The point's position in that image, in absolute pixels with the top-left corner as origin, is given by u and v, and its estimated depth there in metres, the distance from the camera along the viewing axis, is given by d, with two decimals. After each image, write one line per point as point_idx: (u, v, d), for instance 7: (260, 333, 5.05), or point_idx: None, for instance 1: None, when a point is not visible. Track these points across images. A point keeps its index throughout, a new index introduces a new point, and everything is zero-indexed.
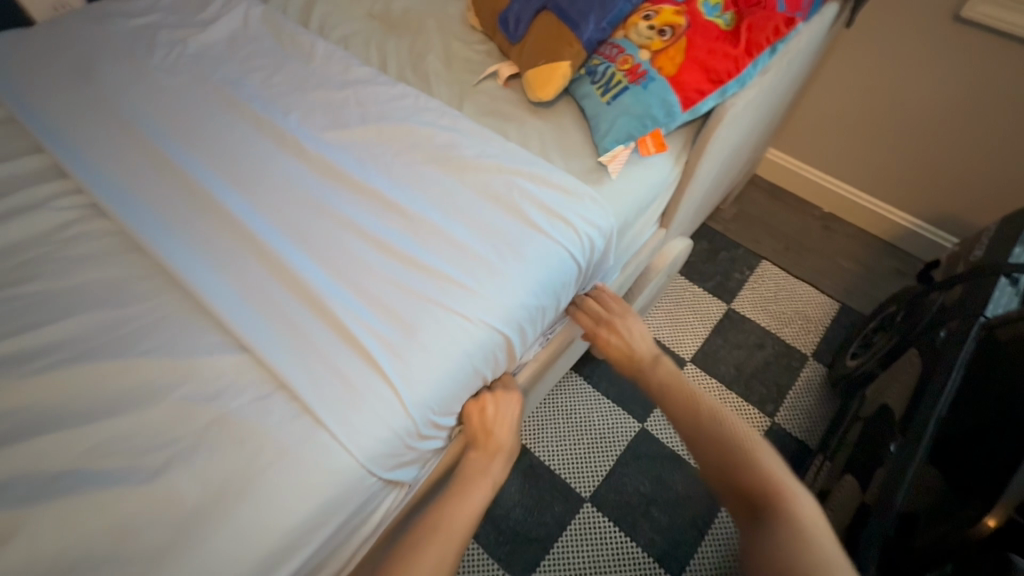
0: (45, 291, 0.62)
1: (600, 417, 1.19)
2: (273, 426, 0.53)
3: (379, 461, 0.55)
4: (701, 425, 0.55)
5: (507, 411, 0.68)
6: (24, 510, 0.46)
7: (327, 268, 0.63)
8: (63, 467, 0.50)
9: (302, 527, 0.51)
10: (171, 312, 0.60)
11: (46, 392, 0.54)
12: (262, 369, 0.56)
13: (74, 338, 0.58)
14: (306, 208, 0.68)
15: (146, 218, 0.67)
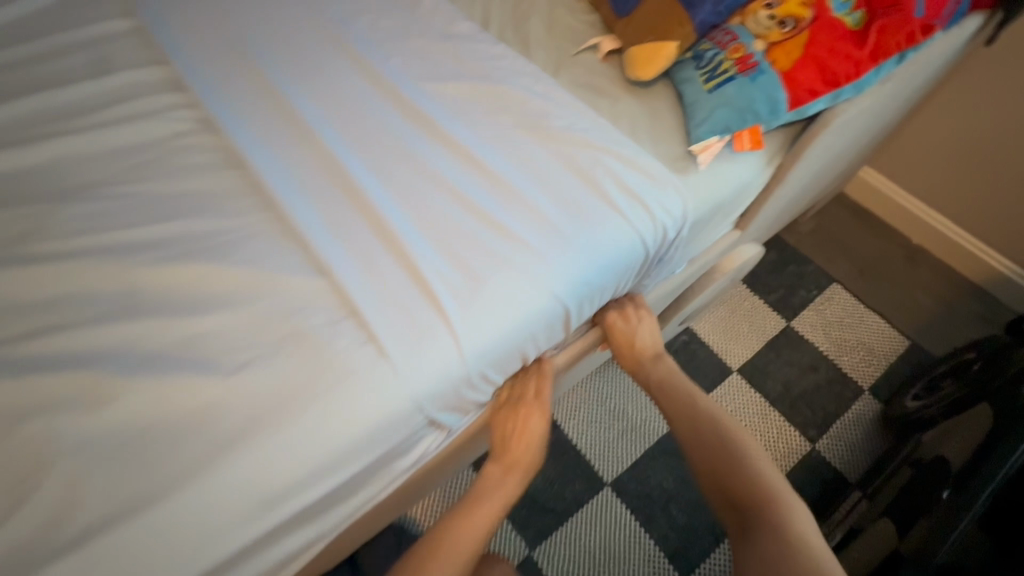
0: (155, 192, 0.67)
1: (634, 408, 1.19)
2: (341, 350, 0.56)
3: (430, 401, 0.58)
4: (715, 449, 0.60)
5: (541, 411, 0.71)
6: (125, 381, 0.52)
7: (408, 212, 0.66)
8: (157, 351, 0.55)
9: (354, 446, 0.55)
10: (262, 230, 0.64)
11: (149, 283, 0.59)
12: (336, 295, 0.60)
13: (176, 239, 0.63)
14: (396, 153, 0.71)
15: (249, 139, 0.71)
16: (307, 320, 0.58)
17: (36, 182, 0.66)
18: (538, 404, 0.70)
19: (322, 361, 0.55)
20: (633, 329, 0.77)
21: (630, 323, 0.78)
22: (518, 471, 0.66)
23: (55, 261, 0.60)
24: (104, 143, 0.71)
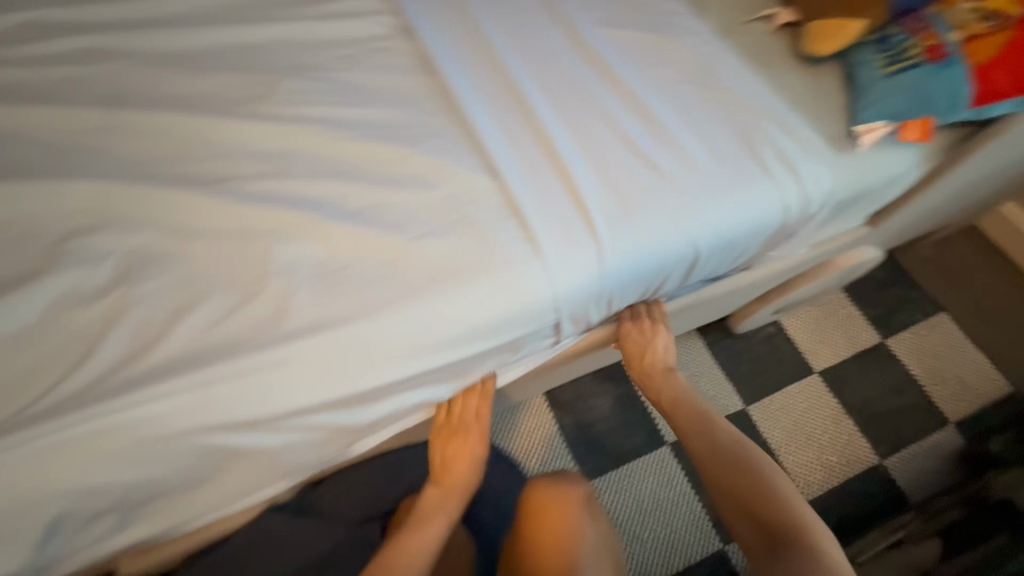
0: (358, 82, 0.77)
1: (707, 383, 1.22)
2: (503, 241, 0.64)
3: (567, 303, 0.66)
4: (737, 479, 0.66)
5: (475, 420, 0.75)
6: (333, 228, 0.64)
7: (572, 137, 0.72)
8: (354, 211, 0.66)
9: (499, 323, 0.63)
10: (444, 130, 0.73)
11: (351, 156, 0.70)
12: (501, 196, 0.68)
13: (373, 124, 0.73)
14: (567, 84, 0.77)
15: (440, 50, 0.79)
16: (476, 212, 0.66)
17: (266, 56, 0.78)
18: (472, 438, 0.74)
19: (486, 248, 0.64)
20: (647, 339, 0.80)
21: (642, 334, 0.81)
22: (442, 526, 0.68)
23: (280, 122, 0.72)
24: (319, 31, 0.81)
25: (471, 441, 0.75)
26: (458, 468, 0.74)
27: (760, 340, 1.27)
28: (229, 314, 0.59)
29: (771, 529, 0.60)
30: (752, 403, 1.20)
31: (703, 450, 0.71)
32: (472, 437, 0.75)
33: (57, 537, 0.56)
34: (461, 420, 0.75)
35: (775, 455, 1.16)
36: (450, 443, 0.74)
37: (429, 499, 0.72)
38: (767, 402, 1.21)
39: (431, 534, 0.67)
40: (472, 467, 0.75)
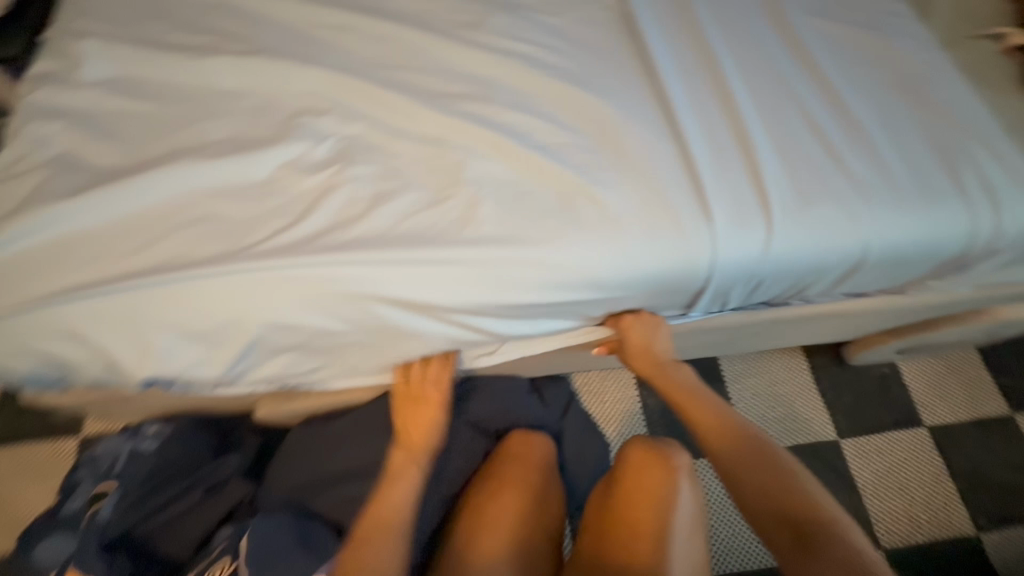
0: (561, 26, 0.81)
1: (802, 405, 1.19)
2: (676, 200, 0.67)
3: (723, 274, 0.68)
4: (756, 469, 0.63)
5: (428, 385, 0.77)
6: (523, 152, 0.70)
7: (761, 117, 0.72)
8: (541, 143, 0.71)
9: (655, 275, 0.67)
10: (636, 86, 0.76)
11: (545, 92, 0.75)
12: (681, 158, 0.70)
13: (570, 67, 0.77)
14: (765, 66, 0.76)
15: (644, 9, 0.81)
16: (655, 169, 0.69)
17: None
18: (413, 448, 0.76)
19: (659, 204, 0.67)
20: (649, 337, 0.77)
21: (644, 328, 0.76)
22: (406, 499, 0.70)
23: (486, 52, 0.78)
24: None
25: (433, 390, 0.77)
26: (415, 433, 0.77)
27: (870, 377, 1.21)
28: (420, 209, 0.67)
29: (796, 522, 0.57)
30: (846, 436, 1.16)
31: (711, 439, 0.68)
32: (418, 439, 0.77)
33: (246, 358, 0.67)
34: (420, 388, 0.77)
35: (860, 494, 1.12)
36: (410, 410, 0.77)
37: (394, 470, 0.73)
38: (863, 440, 1.16)
39: (403, 490, 0.71)
40: (431, 440, 0.77)
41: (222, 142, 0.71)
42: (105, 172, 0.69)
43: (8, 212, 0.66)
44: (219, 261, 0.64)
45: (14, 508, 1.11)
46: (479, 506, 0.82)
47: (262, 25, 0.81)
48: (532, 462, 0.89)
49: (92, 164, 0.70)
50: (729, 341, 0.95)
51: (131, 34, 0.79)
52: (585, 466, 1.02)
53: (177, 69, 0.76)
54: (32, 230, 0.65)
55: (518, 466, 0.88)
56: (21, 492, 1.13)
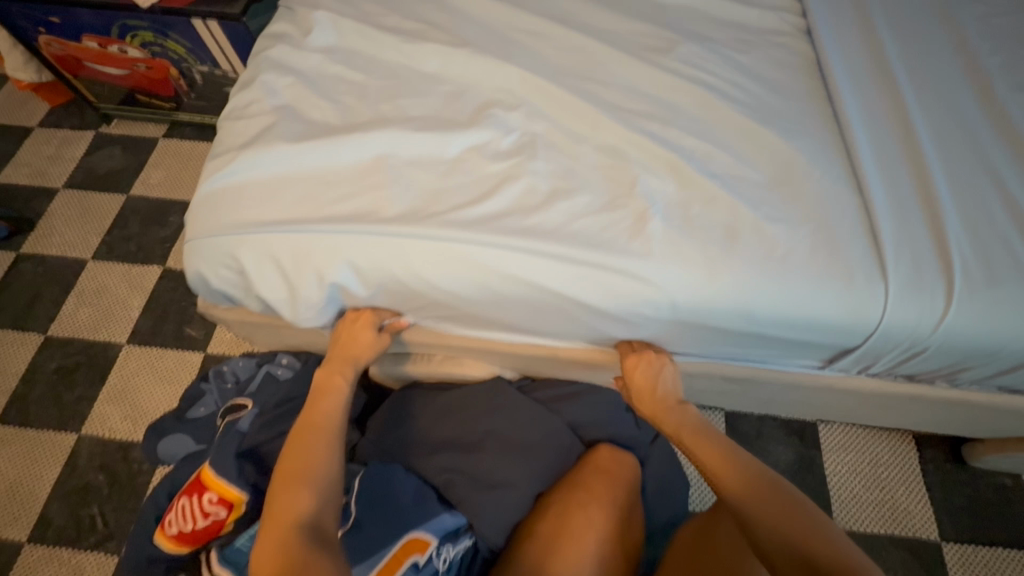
0: (750, 62, 0.82)
1: (904, 495, 1.11)
2: (850, 251, 0.67)
3: (884, 335, 0.66)
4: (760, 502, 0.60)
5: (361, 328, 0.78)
6: (698, 176, 0.72)
7: (953, 184, 0.70)
8: (716, 171, 0.73)
9: (812, 321, 0.67)
10: (820, 132, 0.76)
11: (727, 122, 0.76)
12: (859, 210, 0.69)
13: (755, 103, 0.78)
14: (962, 136, 0.74)
15: (838, 60, 0.81)
16: (833, 220, 0.68)
17: (674, 18, 0.88)
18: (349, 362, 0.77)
19: (832, 255, 0.67)
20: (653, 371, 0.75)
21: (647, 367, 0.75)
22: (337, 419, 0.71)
23: (673, 77, 0.81)
24: (726, 11, 0.88)
25: (363, 343, 0.78)
26: (355, 345, 0.77)
27: (989, 486, 1.11)
28: (591, 212, 0.71)
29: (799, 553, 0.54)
30: (951, 541, 1.07)
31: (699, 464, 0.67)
32: (349, 358, 0.78)
33: (333, 300, 0.76)
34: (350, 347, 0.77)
35: None
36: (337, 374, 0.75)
37: (323, 392, 0.74)
38: (970, 551, 1.06)
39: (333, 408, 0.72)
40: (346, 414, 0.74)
41: (420, 117, 0.79)
42: (320, 126, 0.78)
43: (239, 146, 0.77)
44: (407, 223, 0.70)
45: (140, 401, 1.25)
46: (563, 512, 0.79)
47: (468, 21, 0.89)
48: (622, 482, 0.84)
49: (311, 117, 0.79)
50: (852, 411, 0.91)
51: (357, 11, 0.89)
52: (669, 502, 0.93)
53: (391, 48, 0.85)
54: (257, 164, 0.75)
55: (605, 482, 0.83)
56: (149, 388, 1.27)
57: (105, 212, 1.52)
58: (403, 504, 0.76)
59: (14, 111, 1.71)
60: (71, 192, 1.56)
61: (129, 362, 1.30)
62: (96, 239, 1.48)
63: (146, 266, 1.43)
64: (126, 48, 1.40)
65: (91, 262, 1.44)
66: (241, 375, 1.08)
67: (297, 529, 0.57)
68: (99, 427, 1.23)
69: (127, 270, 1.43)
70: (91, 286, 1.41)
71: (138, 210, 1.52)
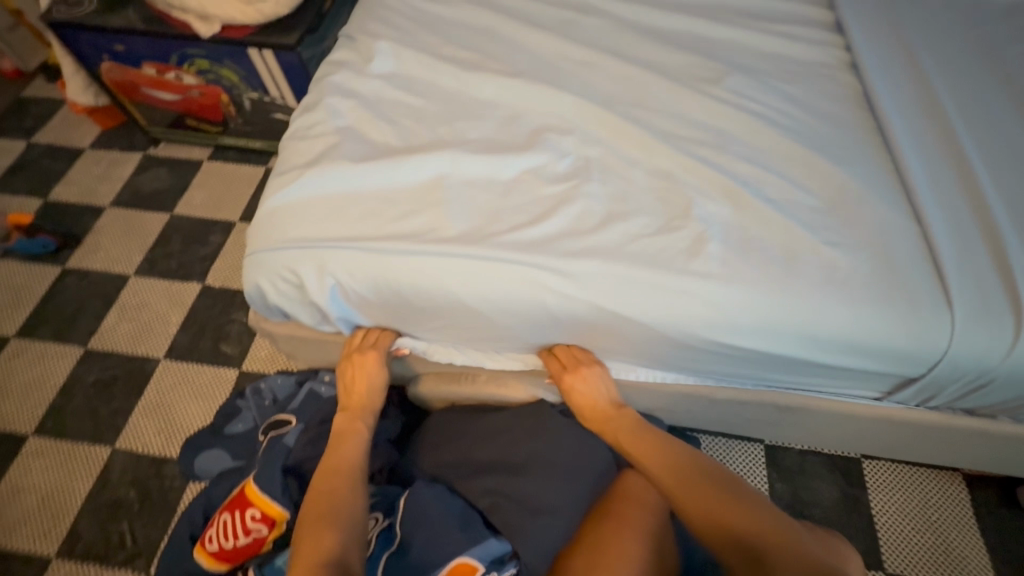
0: (799, 94, 0.84)
1: (957, 538, 1.06)
2: (911, 280, 0.66)
3: (950, 364, 0.65)
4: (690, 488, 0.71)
5: (367, 365, 0.82)
6: (754, 202, 0.72)
7: (1012, 214, 0.70)
8: (773, 197, 0.73)
9: (875, 347, 0.66)
10: (873, 162, 0.76)
11: (780, 151, 0.78)
12: (919, 239, 0.69)
13: (806, 133, 0.80)
14: (1017, 168, 0.75)
15: (886, 93, 0.83)
16: (894, 248, 0.68)
17: (721, 52, 0.91)
18: (353, 405, 0.81)
19: (894, 283, 0.66)
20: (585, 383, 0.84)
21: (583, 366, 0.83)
22: (356, 455, 0.74)
23: (724, 106, 0.83)
24: (772, 45, 0.91)
25: (369, 374, 0.82)
26: (357, 387, 0.82)
27: None
28: (649, 233, 0.71)
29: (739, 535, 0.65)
30: None
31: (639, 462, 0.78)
32: (359, 399, 0.82)
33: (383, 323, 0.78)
34: (361, 353, 0.82)
35: None
36: (351, 367, 0.82)
37: (340, 423, 0.79)
38: None
39: (351, 447, 0.76)
40: (373, 395, 0.82)
41: (477, 141, 0.81)
42: (380, 147, 0.81)
43: (302, 165, 0.80)
44: (467, 241, 0.72)
45: (174, 417, 1.25)
46: (595, 545, 0.72)
47: (521, 52, 0.92)
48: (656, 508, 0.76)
49: (371, 139, 0.82)
50: (906, 445, 0.88)
51: (415, 41, 0.94)
52: None
53: (448, 76, 0.89)
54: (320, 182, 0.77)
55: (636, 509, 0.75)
56: (183, 404, 1.27)
57: (149, 229, 1.57)
58: (447, 528, 0.72)
59: (68, 133, 1.79)
60: (118, 210, 1.61)
61: (165, 377, 1.31)
62: (139, 256, 1.52)
63: (185, 283, 1.46)
64: (182, 75, 1.47)
65: (133, 278, 1.48)
66: (279, 393, 1.08)
67: (325, 562, 0.59)
68: (132, 442, 1.23)
69: (166, 286, 1.46)
70: (132, 301, 1.43)
71: (181, 229, 1.56)
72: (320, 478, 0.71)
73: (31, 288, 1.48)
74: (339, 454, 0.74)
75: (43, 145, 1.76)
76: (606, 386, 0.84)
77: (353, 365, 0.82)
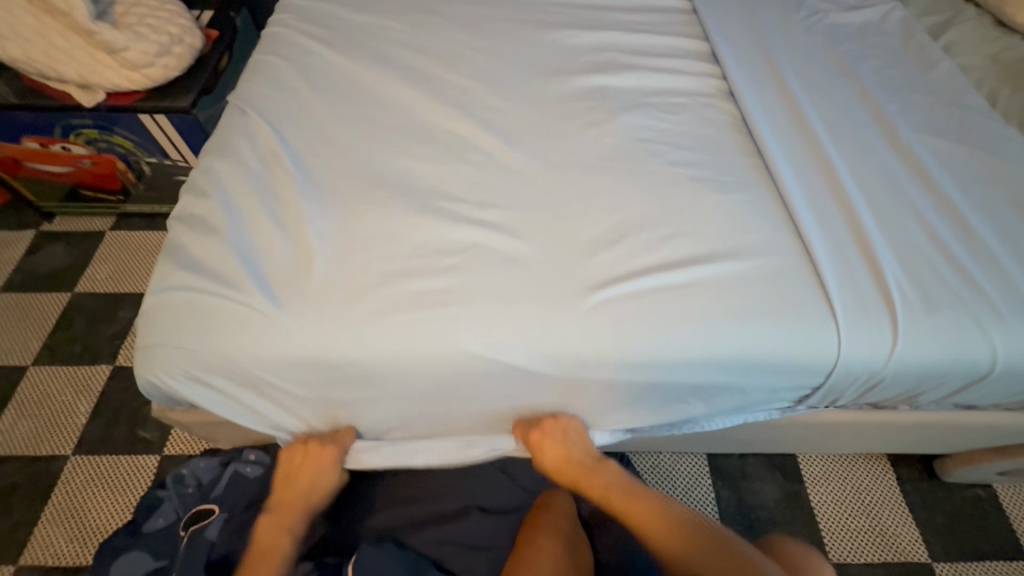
0: (683, 125, 0.89)
1: (889, 518, 1.12)
2: (800, 295, 0.71)
3: (845, 370, 0.69)
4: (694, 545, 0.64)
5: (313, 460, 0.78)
6: (651, 237, 0.76)
7: (881, 222, 0.76)
8: (668, 229, 0.76)
9: (776, 364, 0.69)
10: (755, 184, 0.81)
11: (671, 182, 0.82)
12: (802, 255, 0.74)
13: (693, 162, 0.84)
14: (880, 177, 0.81)
15: (761, 116, 0.89)
16: (782, 266, 0.73)
17: (610, 89, 0.95)
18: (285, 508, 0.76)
19: (784, 300, 0.70)
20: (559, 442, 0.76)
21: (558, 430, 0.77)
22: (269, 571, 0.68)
23: (616, 143, 0.86)
24: (656, 79, 0.96)
25: (313, 466, 0.78)
26: (295, 491, 0.78)
27: (965, 498, 1.14)
28: (555, 277, 0.72)
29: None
30: (941, 560, 1.07)
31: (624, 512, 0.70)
32: (290, 499, 0.77)
33: (296, 398, 0.75)
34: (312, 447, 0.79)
35: None
36: (295, 461, 0.79)
37: (266, 525, 0.74)
38: (960, 567, 1.07)
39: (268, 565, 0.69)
40: (307, 496, 0.78)
41: (378, 200, 0.80)
42: (277, 217, 0.78)
43: (193, 244, 0.76)
44: (375, 307, 0.70)
45: (88, 518, 1.14)
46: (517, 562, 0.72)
47: (418, 104, 0.93)
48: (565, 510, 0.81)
49: (266, 207, 0.79)
50: (828, 443, 0.93)
51: (308, 103, 0.92)
52: None
53: (345, 134, 0.88)
54: (214, 261, 0.74)
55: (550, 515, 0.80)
56: (98, 502, 1.16)
57: (47, 313, 1.44)
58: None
59: None
60: (9, 296, 1.48)
61: (75, 476, 1.20)
62: (37, 343, 1.39)
63: (93, 367, 1.35)
64: (69, 146, 1.38)
65: (31, 370, 1.35)
66: (203, 478, 1.00)
67: None
68: (41, 554, 1.11)
69: (71, 373, 1.34)
70: (31, 396, 1.31)
71: (84, 308, 1.45)
72: None
73: None
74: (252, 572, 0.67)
75: None
76: (580, 438, 0.77)
77: (300, 458, 0.79)
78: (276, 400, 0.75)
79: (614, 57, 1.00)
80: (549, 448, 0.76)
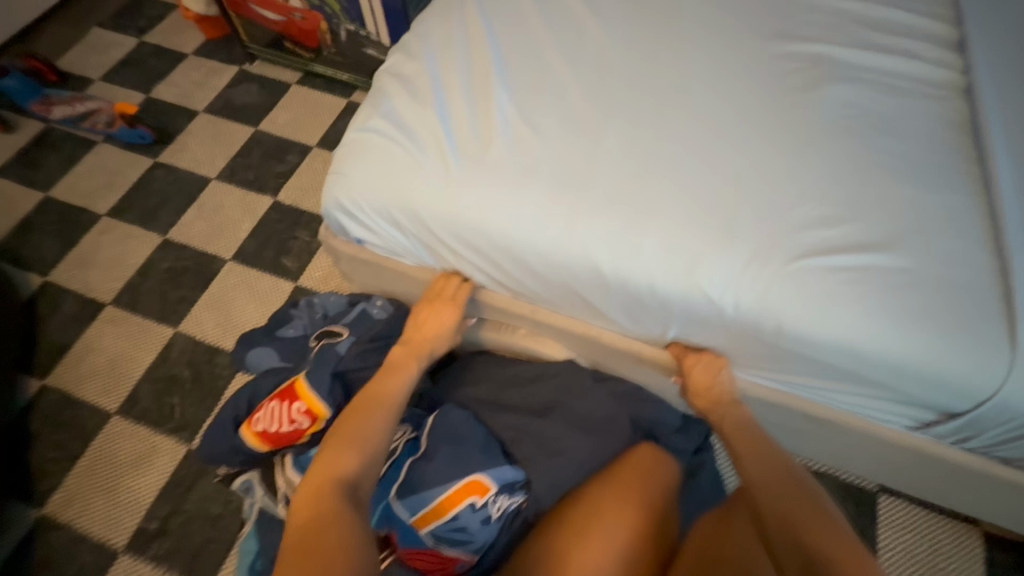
0: (897, 111, 0.82)
1: None
2: (978, 315, 0.66)
3: (998, 407, 0.66)
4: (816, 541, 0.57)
5: (445, 312, 0.86)
6: (831, 214, 0.73)
7: None
8: (851, 208, 0.73)
9: (923, 372, 0.67)
10: (964, 190, 0.75)
11: (864, 161, 0.77)
12: (994, 276, 0.68)
13: (899, 150, 0.78)
14: None
15: (999, 121, 0.79)
16: (969, 281, 0.68)
17: (828, 54, 0.88)
18: (415, 345, 0.84)
19: (957, 316, 0.66)
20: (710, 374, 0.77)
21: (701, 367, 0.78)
22: (399, 393, 0.77)
23: (819, 110, 0.81)
24: (884, 56, 0.88)
25: (442, 320, 0.86)
26: (420, 331, 0.85)
27: None
28: (720, 219, 0.73)
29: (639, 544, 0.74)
30: None
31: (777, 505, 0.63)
32: (422, 339, 0.85)
33: (446, 257, 0.85)
34: (440, 295, 0.86)
35: None
36: (428, 307, 0.86)
37: (395, 355, 0.82)
38: None
39: (398, 387, 0.77)
40: (436, 342, 0.85)
41: (567, 100, 0.83)
42: (472, 92, 0.84)
43: (395, 95, 0.84)
44: (544, 197, 0.76)
45: (232, 315, 1.36)
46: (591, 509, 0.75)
47: (624, 21, 0.92)
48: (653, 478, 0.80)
49: (465, 80, 0.84)
50: (932, 488, 0.85)
51: None
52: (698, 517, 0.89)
53: (547, 33, 0.90)
54: (412, 116, 0.82)
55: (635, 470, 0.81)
56: (240, 304, 1.38)
57: (234, 139, 1.67)
58: (473, 448, 0.80)
59: (175, 37, 1.91)
60: (209, 116, 1.72)
61: (228, 277, 1.42)
62: (222, 162, 1.62)
63: (259, 195, 1.56)
64: None
65: (213, 181, 1.59)
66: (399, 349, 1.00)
67: (337, 484, 0.63)
68: (194, 329, 1.35)
69: (242, 195, 1.56)
70: (210, 203, 1.55)
71: (262, 144, 1.66)
72: (353, 427, 0.70)
73: (124, 175, 1.60)
74: (378, 392, 0.76)
75: (152, 45, 1.89)
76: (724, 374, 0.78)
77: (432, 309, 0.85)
78: (435, 255, 0.86)
79: (842, 23, 0.92)
80: (698, 372, 0.78)
